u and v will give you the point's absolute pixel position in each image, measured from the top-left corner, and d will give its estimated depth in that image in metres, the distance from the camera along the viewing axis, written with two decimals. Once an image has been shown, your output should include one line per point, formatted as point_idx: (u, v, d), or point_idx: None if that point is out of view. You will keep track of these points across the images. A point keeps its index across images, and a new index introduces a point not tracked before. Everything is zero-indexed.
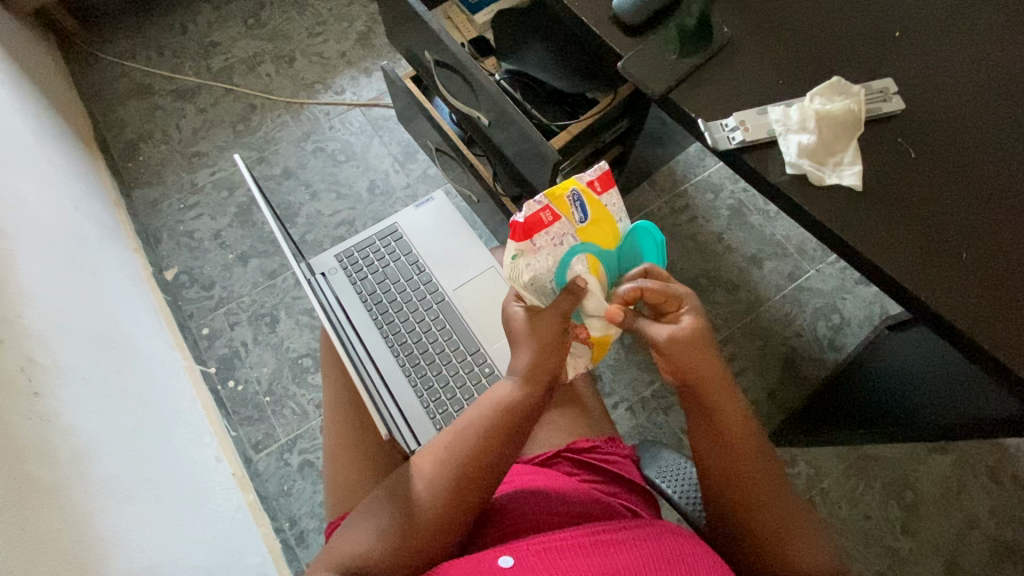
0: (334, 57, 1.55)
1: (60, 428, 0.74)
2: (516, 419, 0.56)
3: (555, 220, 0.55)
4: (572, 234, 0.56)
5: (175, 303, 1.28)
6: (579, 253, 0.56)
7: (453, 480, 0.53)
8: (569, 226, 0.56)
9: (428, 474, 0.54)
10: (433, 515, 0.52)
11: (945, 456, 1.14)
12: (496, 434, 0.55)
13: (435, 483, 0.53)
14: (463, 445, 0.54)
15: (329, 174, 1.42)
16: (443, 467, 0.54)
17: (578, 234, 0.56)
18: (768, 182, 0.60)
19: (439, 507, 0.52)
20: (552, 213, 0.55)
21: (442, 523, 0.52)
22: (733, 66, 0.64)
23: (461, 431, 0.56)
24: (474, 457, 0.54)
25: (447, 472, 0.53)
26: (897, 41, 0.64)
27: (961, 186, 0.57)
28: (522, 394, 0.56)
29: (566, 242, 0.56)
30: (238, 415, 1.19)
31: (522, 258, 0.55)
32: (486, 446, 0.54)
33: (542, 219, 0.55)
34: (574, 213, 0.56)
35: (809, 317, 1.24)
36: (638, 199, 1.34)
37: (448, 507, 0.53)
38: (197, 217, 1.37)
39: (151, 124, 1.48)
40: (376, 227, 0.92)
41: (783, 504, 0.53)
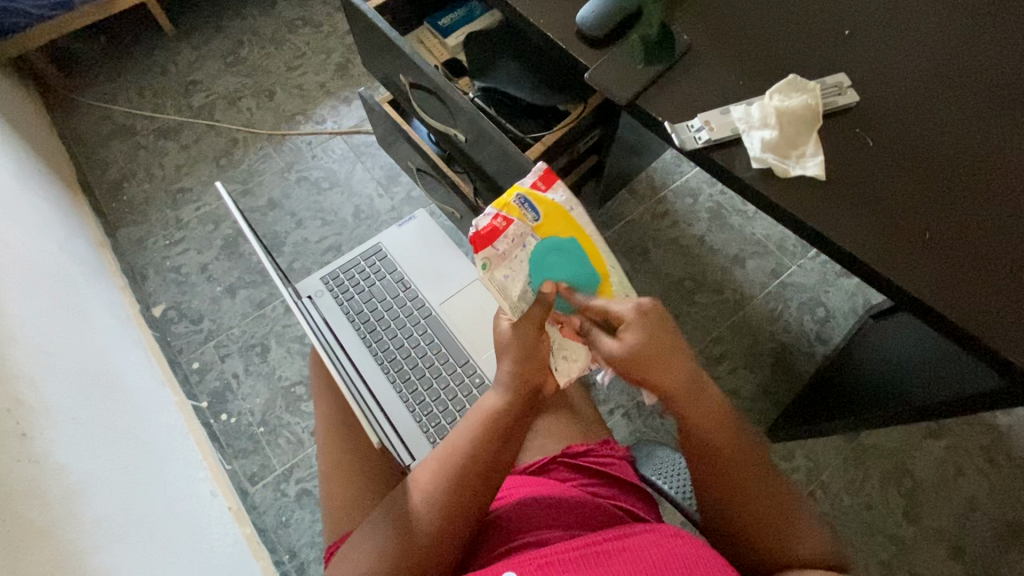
0: (314, 88, 1.58)
1: (51, 468, 0.73)
2: (504, 423, 0.58)
3: (509, 224, 0.62)
4: (530, 234, 0.62)
5: (164, 338, 1.27)
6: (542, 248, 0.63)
7: (451, 490, 0.54)
8: (524, 226, 0.62)
9: (427, 488, 0.55)
10: (436, 522, 0.53)
11: (939, 441, 1.16)
12: (488, 441, 0.57)
13: (436, 495, 0.54)
14: (457, 455, 0.56)
15: (314, 202, 1.44)
16: (442, 481, 0.55)
17: (535, 232, 0.63)
18: (736, 177, 0.62)
19: (443, 515, 0.53)
20: (504, 219, 0.62)
21: (446, 535, 0.53)
22: (694, 71, 0.67)
23: (455, 444, 0.57)
24: (469, 463, 0.56)
25: (447, 488, 0.54)
26: (848, 38, 0.67)
27: (920, 171, 0.60)
28: (507, 400, 0.60)
29: (527, 242, 0.63)
30: (232, 448, 1.17)
31: (492, 265, 0.62)
32: (485, 449, 0.57)
33: (496, 227, 0.62)
34: (525, 214, 0.62)
35: (794, 312, 1.26)
36: (619, 207, 1.37)
37: (451, 512, 0.53)
38: (183, 251, 1.38)
39: (134, 163, 1.49)
40: (361, 247, 0.92)
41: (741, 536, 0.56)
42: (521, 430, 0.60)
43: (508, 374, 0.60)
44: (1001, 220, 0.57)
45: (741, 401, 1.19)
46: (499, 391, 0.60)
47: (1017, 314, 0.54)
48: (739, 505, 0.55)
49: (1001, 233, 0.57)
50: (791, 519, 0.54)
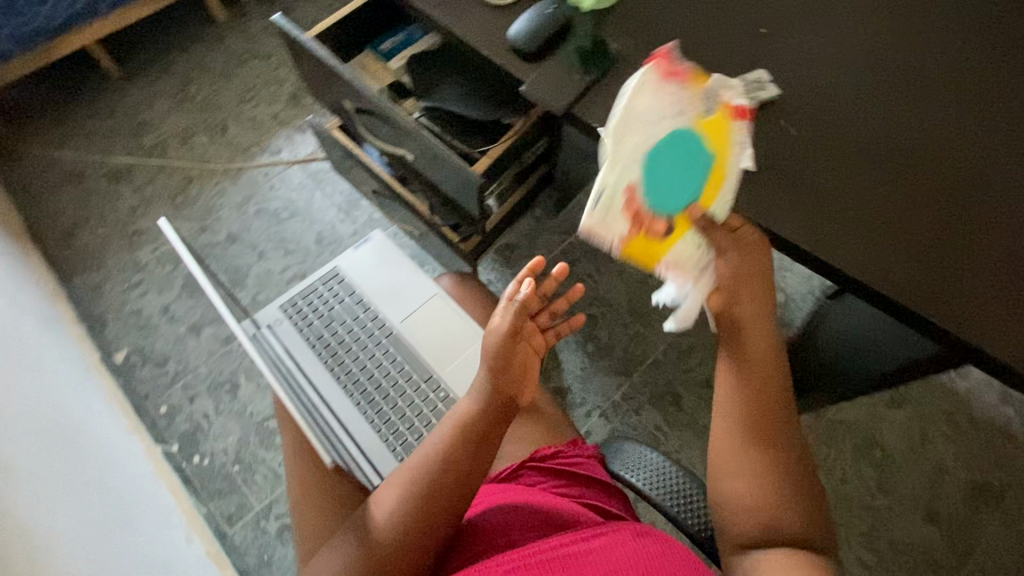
0: (267, 119, 1.58)
1: (8, 530, 0.71)
2: (474, 433, 0.58)
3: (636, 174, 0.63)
4: (635, 174, 0.63)
5: (129, 385, 1.24)
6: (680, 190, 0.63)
7: (415, 502, 0.55)
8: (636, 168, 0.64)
9: (390, 500, 0.55)
10: (396, 536, 0.53)
11: (903, 410, 1.20)
12: (455, 451, 0.57)
13: (399, 507, 0.54)
14: (430, 461, 0.57)
15: (275, 233, 1.43)
16: (405, 493, 0.55)
17: (645, 170, 0.63)
18: (672, 175, 0.64)
19: (404, 528, 0.54)
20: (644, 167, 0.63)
21: (407, 549, 0.53)
22: (624, 77, 0.69)
23: (422, 455, 0.58)
24: (434, 474, 0.56)
25: (410, 500, 0.55)
26: (765, 36, 0.71)
27: (872, 168, 0.63)
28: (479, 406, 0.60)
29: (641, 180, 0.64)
30: (207, 490, 1.15)
31: (638, 193, 0.63)
32: (451, 460, 0.57)
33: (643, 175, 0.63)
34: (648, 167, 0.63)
35: None
36: (579, 212, 1.40)
37: (413, 525, 0.54)
38: (143, 294, 1.35)
39: (86, 209, 1.46)
40: (318, 271, 0.92)
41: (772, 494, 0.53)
42: (494, 440, 0.59)
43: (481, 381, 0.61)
44: (955, 212, 0.60)
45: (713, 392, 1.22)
46: (473, 398, 0.61)
47: (972, 300, 0.56)
48: (782, 436, 0.55)
49: (950, 220, 0.60)
50: (814, 481, 0.55)
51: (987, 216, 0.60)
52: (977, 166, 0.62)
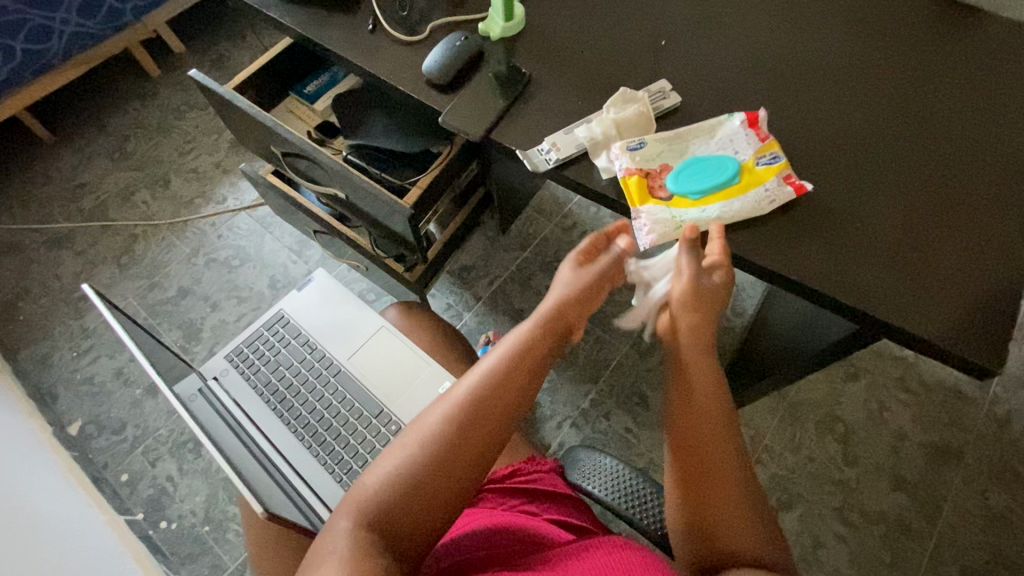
0: (210, 169, 1.57)
1: None
2: (481, 431, 0.50)
3: (661, 169, 0.66)
4: (659, 182, 0.65)
5: (87, 457, 1.20)
6: (700, 192, 0.64)
7: (402, 509, 0.47)
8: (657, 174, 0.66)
9: (377, 503, 0.47)
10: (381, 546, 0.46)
11: (858, 382, 1.24)
12: (456, 450, 0.49)
13: (384, 514, 0.47)
14: (430, 452, 0.48)
15: (228, 282, 1.41)
16: (393, 497, 0.47)
17: (667, 181, 0.65)
18: (590, 188, 0.66)
19: (387, 539, 0.46)
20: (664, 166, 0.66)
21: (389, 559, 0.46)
22: (537, 100, 0.72)
23: (424, 443, 0.49)
24: (428, 479, 0.48)
25: (396, 507, 0.47)
26: (665, 48, 0.75)
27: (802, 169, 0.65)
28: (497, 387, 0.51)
29: (665, 185, 0.65)
30: (178, 555, 1.11)
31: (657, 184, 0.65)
32: (450, 463, 0.48)
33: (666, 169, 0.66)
34: (680, 167, 0.66)
35: None
36: (530, 227, 1.43)
37: (397, 537, 0.47)
38: (94, 361, 1.31)
39: (27, 280, 1.42)
40: (261, 317, 0.91)
41: (739, 494, 0.51)
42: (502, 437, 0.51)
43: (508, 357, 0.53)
44: (885, 204, 0.63)
45: None
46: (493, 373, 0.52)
47: (907, 287, 0.59)
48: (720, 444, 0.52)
49: (878, 212, 0.62)
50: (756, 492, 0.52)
51: (916, 206, 0.62)
52: (904, 159, 0.65)
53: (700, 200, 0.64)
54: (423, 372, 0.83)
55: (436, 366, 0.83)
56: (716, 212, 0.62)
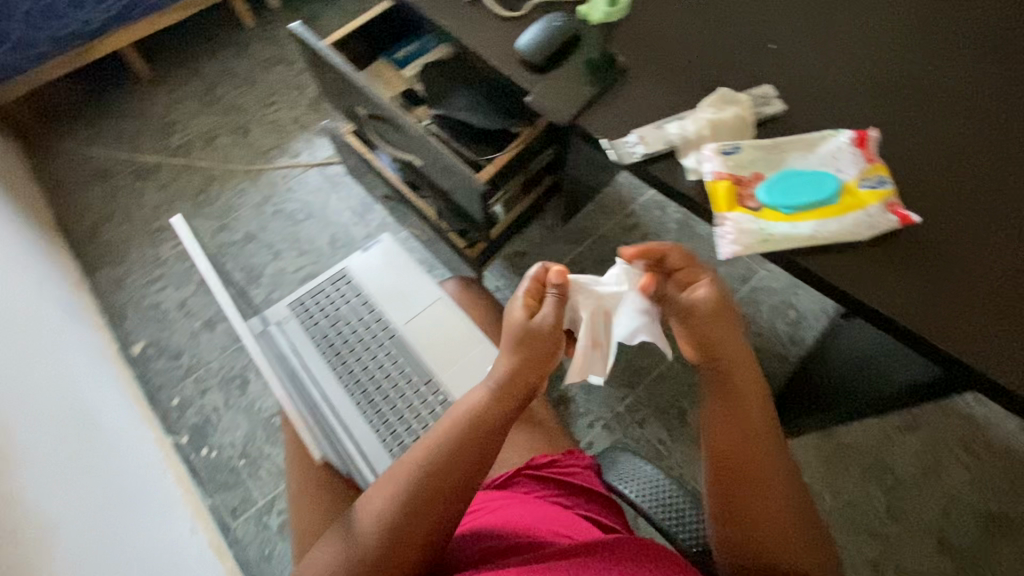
0: (288, 123, 1.62)
1: (19, 509, 0.73)
2: (469, 447, 0.57)
3: (752, 177, 0.62)
4: (748, 189, 0.62)
5: (145, 377, 1.28)
6: (793, 205, 0.60)
7: (407, 506, 0.55)
8: (747, 181, 0.62)
9: (380, 502, 0.55)
10: (379, 538, 0.53)
11: (916, 435, 1.17)
12: (450, 459, 0.56)
13: (389, 511, 0.54)
14: (422, 463, 0.56)
15: (291, 234, 1.46)
16: (394, 498, 0.55)
17: (758, 189, 0.61)
18: (673, 188, 0.64)
19: (390, 531, 0.54)
20: (756, 174, 0.62)
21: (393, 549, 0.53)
22: (631, 91, 0.70)
23: (420, 458, 0.57)
24: (425, 483, 0.55)
25: (399, 504, 0.55)
26: (773, 53, 0.71)
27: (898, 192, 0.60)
28: (484, 406, 0.59)
29: (755, 194, 0.61)
30: (213, 482, 1.17)
31: (746, 191, 0.61)
32: (442, 470, 0.56)
33: (759, 177, 0.62)
34: (776, 177, 0.62)
35: (766, 316, 1.30)
36: (591, 222, 1.41)
37: (401, 530, 0.54)
38: (162, 289, 1.39)
39: (113, 205, 1.52)
40: (327, 271, 0.94)
41: (802, 516, 0.54)
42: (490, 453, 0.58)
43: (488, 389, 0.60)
44: (983, 242, 0.58)
45: None
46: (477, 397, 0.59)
47: (996, 334, 0.54)
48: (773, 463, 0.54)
49: (977, 250, 0.57)
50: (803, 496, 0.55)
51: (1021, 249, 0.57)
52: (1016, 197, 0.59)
53: (794, 214, 0.60)
54: (475, 348, 0.84)
55: (489, 344, 0.83)
56: (809, 230, 0.59)
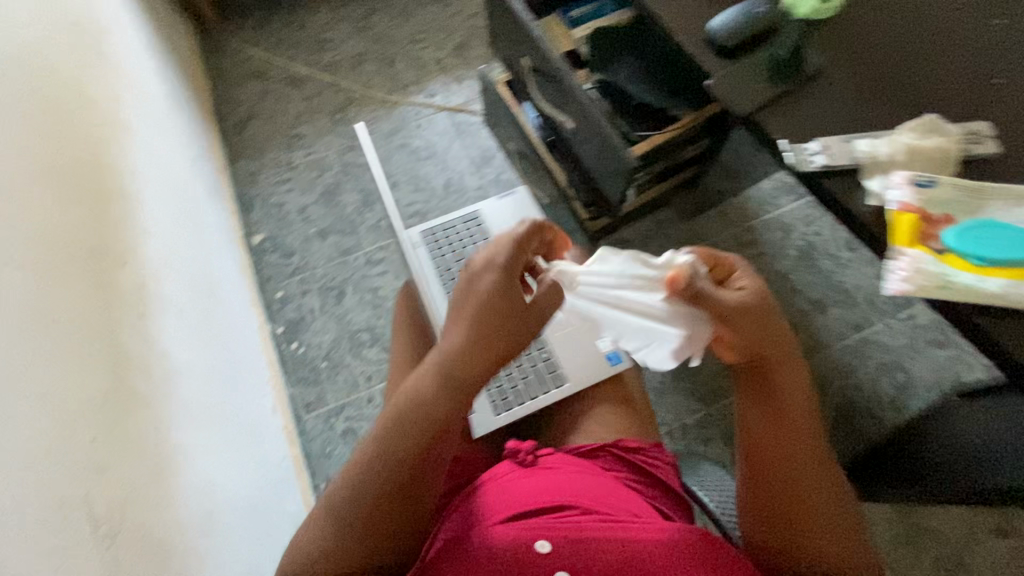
0: (431, 63, 1.66)
1: (156, 348, 0.81)
2: (426, 420, 0.56)
3: (943, 216, 0.57)
4: (934, 227, 0.57)
5: (259, 265, 1.40)
6: (983, 257, 0.55)
7: (377, 486, 0.55)
8: (935, 219, 0.57)
9: (353, 483, 0.55)
10: (359, 516, 0.54)
11: (1011, 543, 1.05)
12: (406, 438, 0.56)
13: (363, 490, 0.55)
14: (383, 449, 0.56)
15: (411, 168, 1.52)
16: (363, 478, 0.55)
17: (946, 229, 0.56)
18: (847, 208, 0.60)
19: (368, 508, 0.54)
20: (947, 215, 0.57)
21: (374, 528, 0.54)
22: (823, 95, 0.66)
23: (377, 442, 0.56)
24: (390, 462, 0.55)
25: (370, 483, 0.55)
26: (999, 87, 0.63)
27: None
28: (433, 382, 0.56)
29: (941, 234, 0.56)
30: (295, 375, 1.27)
31: (931, 229, 0.56)
32: (403, 446, 0.56)
33: (950, 219, 0.57)
34: (972, 223, 0.56)
35: (872, 372, 1.23)
36: (706, 228, 1.37)
37: (377, 506, 0.55)
38: (288, 191, 1.50)
39: (262, 105, 1.64)
40: (462, 210, 0.99)
41: (841, 520, 0.55)
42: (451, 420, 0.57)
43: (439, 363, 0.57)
44: None
45: None
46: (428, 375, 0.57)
47: None
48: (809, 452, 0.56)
49: None
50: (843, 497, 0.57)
51: None
52: None
53: (984, 268, 0.54)
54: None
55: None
56: (999, 287, 0.52)
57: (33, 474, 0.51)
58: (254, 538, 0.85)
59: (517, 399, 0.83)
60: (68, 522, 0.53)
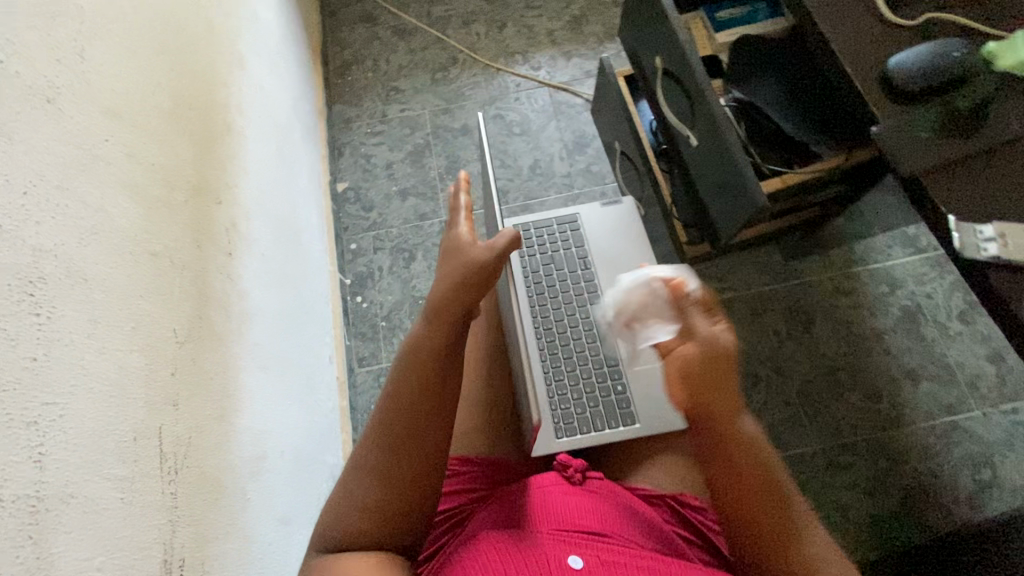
0: (542, 34, 1.59)
1: (238, 288, 0.84)
2: (431, 357, 0.61)
3: None
4: None
5: (338, 213, 1.41)
6: None
7: (399, 437, 0.58)
8: None
9: (375, 443, 0.58)
10: (388, 468, 0.56)
11: None
12: (418, 384, 0.60)
13: (385, 445, 0.58)
14: (397, 404, 0.59)
15: (501, 142, 1.48)
16: (384, 435, 0.58)
17: None
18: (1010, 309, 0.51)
19: (395, 458, 0.57)
20: None
21: (407, 479, 0.57)
22: (1009, 171, 0.57)
23: (389, 398, 0.60)
24: (410, 410, 0.59)
25: (390, 438, 0.58)
26: None
27: None
28: (430, 325, 0.63)
29: None
30: (355, 328, 1.30)
31: None
32: (417, 389, 0.59)
33: None
34: None
35: (954, 460, 1.11)
36: (801, 266, 1.26)
37: (401, 454, 0.57)
38: (378, 144, 1.50)
39: (367, 51, 1.62)
40: (559, 211, 0.98)
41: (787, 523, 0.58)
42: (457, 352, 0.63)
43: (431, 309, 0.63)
44: None
45: (845, 521, 1.08)
46: (425, 323, 0.63)
47: None
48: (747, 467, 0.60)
49: None
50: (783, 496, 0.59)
51: None
52: None
53: None
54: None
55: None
56: None
57: (117, 403, 0.54)
58: (295, 484, 0.89)
59: (582, 427, 0.83)
60: (141, 452, 0.56)
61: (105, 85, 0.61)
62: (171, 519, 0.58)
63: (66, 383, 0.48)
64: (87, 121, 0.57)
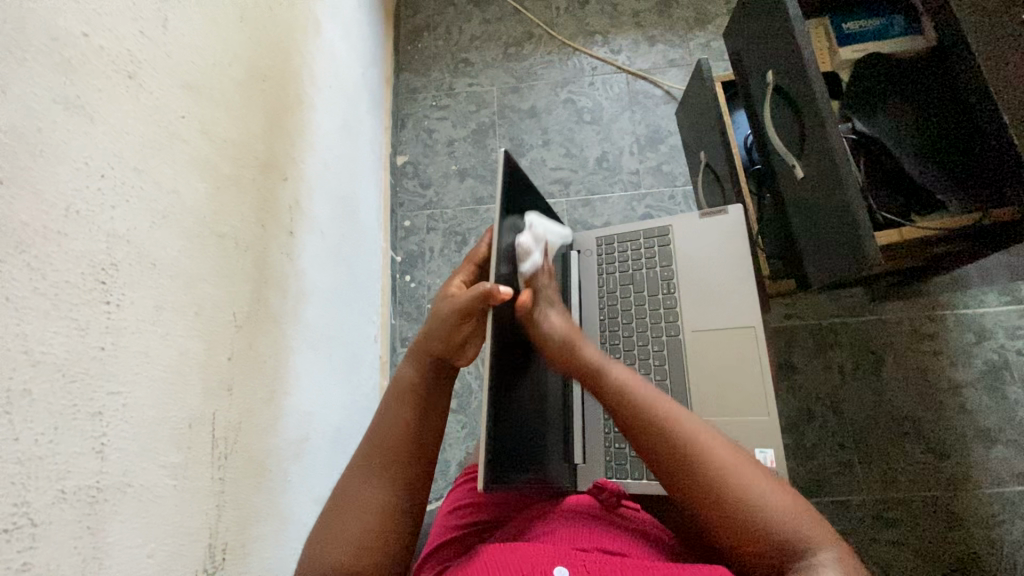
0: (627, 14, 1.48)
1: (296, 268, 0.83)
2: (416, 396, 0.62)
3: None
4: None
5: (395, 188, 1.39)
6: None
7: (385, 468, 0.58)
8: None
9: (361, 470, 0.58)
10: (371, 499, 0.56)
11: None
12: (404, 417, 0.61)
13: (371, 473, 0.58)
14: (386, 434, 0.60)
15: (569, 129, 1.40)
16: (371, 465, 0.58)
17: None
18: None
19: (379, 488, 0.57)
20: None
21: (377, 511, 0.56)
22: None
23: (376, 430, 0.61)
24: (397, 439, 0.60)
25: (375, 466, 0.58)
26: None
27: None
28: (416, 369, 0.63)
29: None
30: (401, 306, 1.29)
31: None
32: (405, 422, 0.60)
33: None
34: None
35: (1018, 533, 1.03)
36: (880, 301, 1.16)
37: (383, 484, 0.57)
38: (442, 119, 1.45)
39: (439, 18, 1.55)
40: (650, 225, 0.93)
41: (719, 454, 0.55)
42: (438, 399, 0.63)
43: (416, 349, 0.65)
44: None
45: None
46: (411, 366, 0.64)
47: None
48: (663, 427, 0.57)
49: None
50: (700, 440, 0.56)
51: None
52: None
53: None
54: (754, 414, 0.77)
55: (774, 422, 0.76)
56: None
57: (176, 390, 0.54)
58: (332, 464, 0.90)
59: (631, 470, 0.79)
60: (194, 439, 0.56)
61: (186, 58, 0.59)
62: (217, 504, 0.59)
63: (130, 372, 0.48)
64: (166, 98, 0.55)
